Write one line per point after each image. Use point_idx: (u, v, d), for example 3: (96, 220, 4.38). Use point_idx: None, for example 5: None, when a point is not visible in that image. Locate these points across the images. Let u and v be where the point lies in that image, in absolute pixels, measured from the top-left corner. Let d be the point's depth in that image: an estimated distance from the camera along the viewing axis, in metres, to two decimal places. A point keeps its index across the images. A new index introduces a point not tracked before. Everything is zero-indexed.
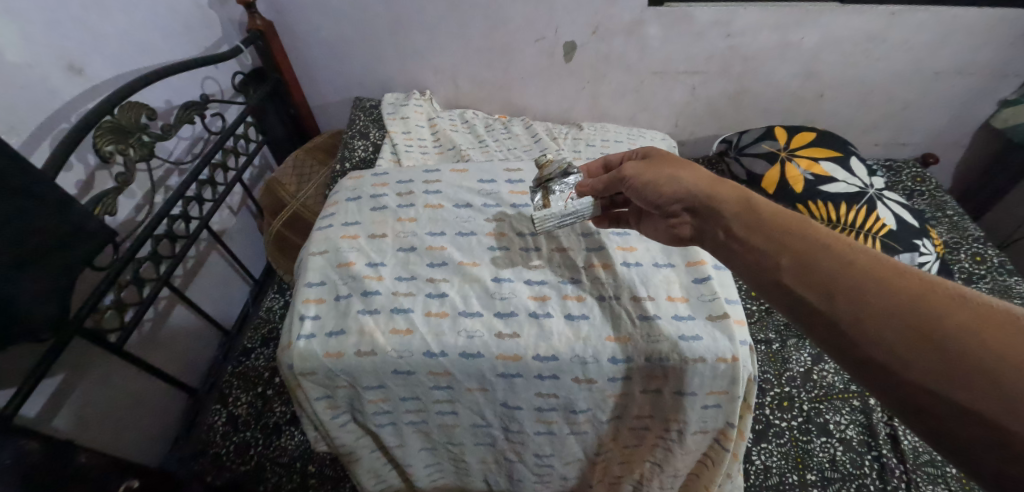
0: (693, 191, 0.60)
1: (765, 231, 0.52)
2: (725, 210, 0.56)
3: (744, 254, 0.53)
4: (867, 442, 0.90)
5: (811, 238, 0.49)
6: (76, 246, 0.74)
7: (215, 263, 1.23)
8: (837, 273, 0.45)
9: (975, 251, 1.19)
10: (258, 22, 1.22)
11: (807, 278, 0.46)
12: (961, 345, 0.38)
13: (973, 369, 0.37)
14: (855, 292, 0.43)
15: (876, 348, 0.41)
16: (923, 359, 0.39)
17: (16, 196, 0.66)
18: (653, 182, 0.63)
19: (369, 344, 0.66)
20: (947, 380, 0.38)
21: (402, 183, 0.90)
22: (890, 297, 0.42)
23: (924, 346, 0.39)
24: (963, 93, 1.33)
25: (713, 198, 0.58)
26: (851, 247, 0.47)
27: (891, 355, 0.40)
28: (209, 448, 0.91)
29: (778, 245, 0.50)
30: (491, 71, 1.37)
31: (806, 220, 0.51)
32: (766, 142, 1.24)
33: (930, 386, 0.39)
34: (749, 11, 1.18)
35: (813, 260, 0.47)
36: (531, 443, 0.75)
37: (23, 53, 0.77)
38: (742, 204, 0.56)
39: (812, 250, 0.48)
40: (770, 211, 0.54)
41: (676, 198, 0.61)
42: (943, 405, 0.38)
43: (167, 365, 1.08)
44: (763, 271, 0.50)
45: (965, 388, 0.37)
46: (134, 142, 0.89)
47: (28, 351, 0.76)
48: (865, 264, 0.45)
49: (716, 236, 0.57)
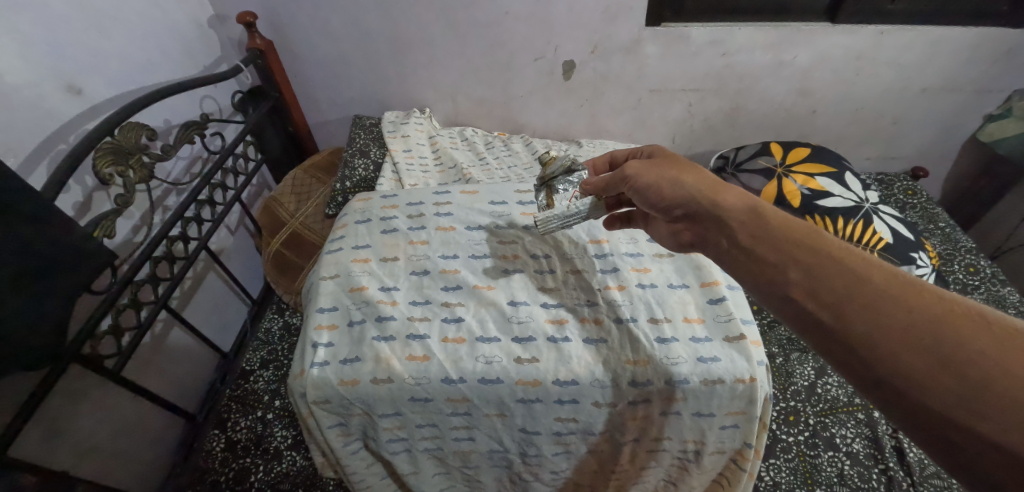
0: (697, 198, 0.57)
1: (775, 245, 0.48)
2: (731, 219, 0.53)
3: (750, 266, 0.49)
4: (874, 456, 0.90)
5: (822, 251, 0.46)
6: (78, 270, 0.73)
7: (212, 284, 1.21)
8: (850, 289, 0.42)
9: (969, 262, 1.21)
10: (258, 41, 1.22)
11: (819, 294, 0.43)
12: (982, 372, 0.35)
13: (992, 397, 0.34)
14: (870, 311, 0.40)
15: (891, 372, 0.38)
16: (940, 386, 0.36)
17: (15, 220, 0.65)
18: (654, 184, 0.61)
19: (385, 372, 0.65)
20: (966, 408, 0.35)
21: (412, 205, 0.91)
22: (906, 317, 0.39)
23: (941, 370, 0.36)
24: (949, 108, 1.37)
25: (718, 205, 0.55)
26: (865, 260, 0.43)
27: (908, 379, 0.37)
28: (207, 475, 0.88)
29: (789, 259, 0.47)
30: (490, 89, 1.39)
31: (819, 231, 0.48)
32: (763, 158, 1.27)
33: (947, 414, 0.36)
34: (744, 31, 1.21)
35: (824, 276, 0.44)
36: (547, 465, 0.74)
37: (24, 74, 0.75)
38: (750, 213, 0.52)
39: (823, 264, 0.45)
40: (780, 221, 0.50)
41: (677, 203, 0.59)
42: (962, 433, 0.35)
43: (164, 390, 1.05)
44: (771, 286, 0.47)
45: (987, 418, 0.34)
46: (135, 163, 0.87)
47: (25, 380, 0.74)
48: (880, 281, 0.41)
49: (719, 246, 0.54)
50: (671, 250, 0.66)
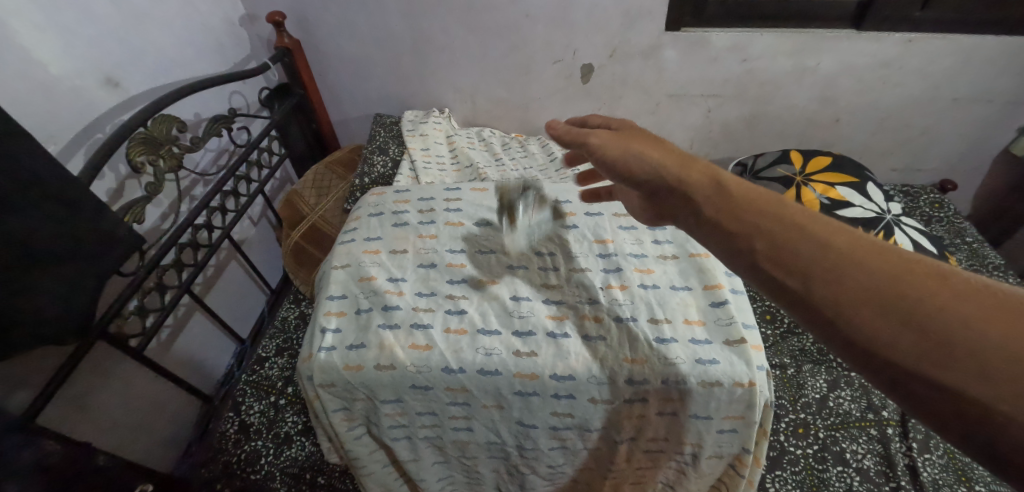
0: (660, 167, 0.55)
1: (741, 216, 0.46)
2: (696, 193, 0.51)
3: (716, 239, 0.48)
4: (885, 473, 0.88)
5: (788, 220, 0.44)
6: (111, 251, 0.77)
7: (234, 272, 1.26)
8: (815, 258, 0.41)
9: (996, 279, 1.16)
10: (286, 39, 1.26)
11: (786, 264, 0.42)
12: (943, 327, 0.35)
13: (952, 349, 0.34)
14: (837, 276, 0.39)
15: (858, 332, 0.37)
16: (905, 344, 0.36)
17: (56, 204, 0.69)
18: (622, 156, 0.58)
19: (388, 358, 0.67)
20: (928, 362, 0.35)
21: (424, 200, 0.93)
22: (869, 280, 0.38)
23: (905, 329, 0.36)
24: (981, 119, 1.33)
25: (682, 176, 0.53)
26: (828, 225, 0.42)
27: (875, 341, 0.37)
28: (220, 455, 0.91)
29: (754, 228, 0.45)
30: (508, 91, 1.40)
31: (785, 201, 0.46)
32: (782, 167, 1.24)
33: (916, 369, 0.35)
34: (766, 36, 1.20)
35: (791, 244, 0.42)
36: (544, 459, 0.74)
37: (65, 66, 0.80)
38: (713, 185, 0.50)
39: (788, 232, 0.43)
40: (744, 191, 0.48)
41: (645, 175, 0.56)
42: (929, 387, 0.35)
43: (183, 372, 1.09)
44: (739, 258, 0.45)
45: (951, 370, 0.34)
46: (166, 153, 0.91)
47: (53, 353, 0.77)
48: (845, 246, 0.40)
49: (687, 221, 0.52)
50: (646, 221, 0.64)
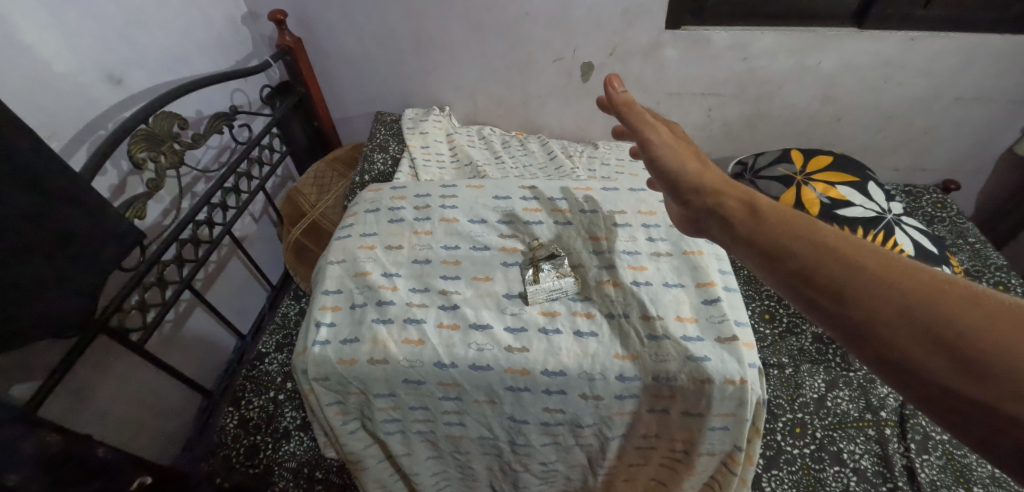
0: (701, 190, 0.58)
1: (772, 235, 0.47)
2: (730, 216, 0.52)
3: (750, 258, 0.48)
4: (882, 473, 0.87)
5: (818, 239, 0.44)
6: (111, 246, 0.78)
7: (234, 268, 1.27)
8: (843, 276, 0.40)
9: (998, 280, 1.16)
10: (287, 37, 1.27)
11: (816, 282, 0.42)
12: (974, 344, 0.34)
13: (984, 367, 0.33)
14: (866, 294, 0.39)
15: (886, 348, 0.37)
16: (935, 360, 0.35)
17: (59, 198, 0.70)
18: (677, 170, 0.61)
19: (381, 353, 0.67)
20: (958, 377, 0.34)
21: (420, 197, 0.93)
22: (898, 298, 0.37)
23: (933, 345, 0.35)
24: (985, 119, 1.32)
25: (718, 201, 0.55)
26: (857, 245, 0.42)
27: (905, 356, 0.36)
28: (220, 449, 0.92)
29: (784, 248, 0.45)
30: (508, 89, 1.41)
31: (815, 221, 0.46)
32: (783, 165, 1.24)
33: (948, 384, 0.35)
34: (767, 35, 1.19)
35: (820, 262, 0.42)
36: (537, 455, 0.75)
37: (68, 63, 0.81)
38: (747, 209, 0.51)
39: (817, 252, 0.43)
40: (776, 213, 0.49)
41: (691, 192, 0.59)
42: (960, 402, 0.34)
43: (184, 366, 1.10)
44: (771, 276, 0.46)
45: (982, 387, 0.33)
46: (167, 149, 0.92)
47: (54, 346, 0.78)
48: (875, 264, 0.40)
49: (725, 243, 0.53)
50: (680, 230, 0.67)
